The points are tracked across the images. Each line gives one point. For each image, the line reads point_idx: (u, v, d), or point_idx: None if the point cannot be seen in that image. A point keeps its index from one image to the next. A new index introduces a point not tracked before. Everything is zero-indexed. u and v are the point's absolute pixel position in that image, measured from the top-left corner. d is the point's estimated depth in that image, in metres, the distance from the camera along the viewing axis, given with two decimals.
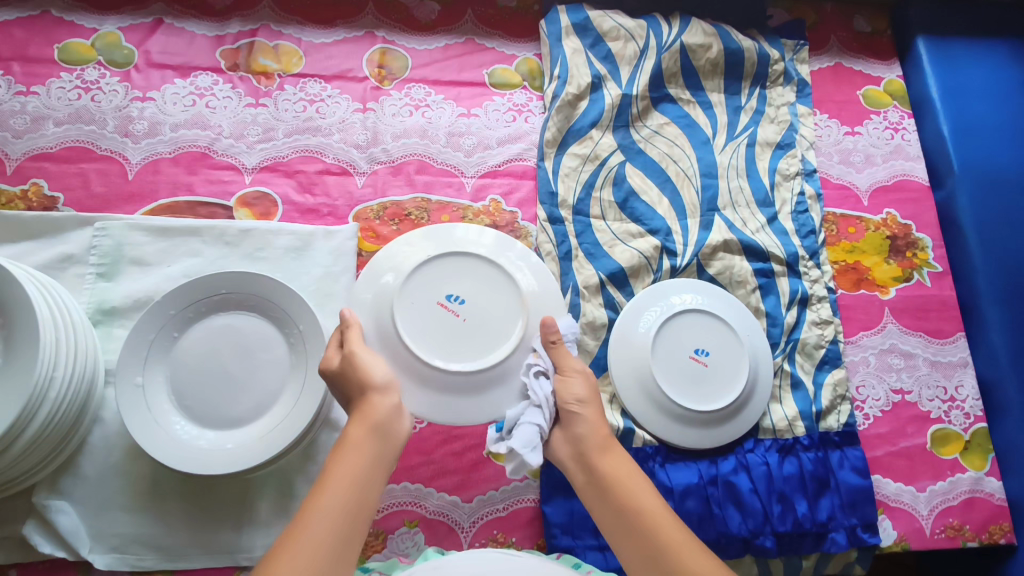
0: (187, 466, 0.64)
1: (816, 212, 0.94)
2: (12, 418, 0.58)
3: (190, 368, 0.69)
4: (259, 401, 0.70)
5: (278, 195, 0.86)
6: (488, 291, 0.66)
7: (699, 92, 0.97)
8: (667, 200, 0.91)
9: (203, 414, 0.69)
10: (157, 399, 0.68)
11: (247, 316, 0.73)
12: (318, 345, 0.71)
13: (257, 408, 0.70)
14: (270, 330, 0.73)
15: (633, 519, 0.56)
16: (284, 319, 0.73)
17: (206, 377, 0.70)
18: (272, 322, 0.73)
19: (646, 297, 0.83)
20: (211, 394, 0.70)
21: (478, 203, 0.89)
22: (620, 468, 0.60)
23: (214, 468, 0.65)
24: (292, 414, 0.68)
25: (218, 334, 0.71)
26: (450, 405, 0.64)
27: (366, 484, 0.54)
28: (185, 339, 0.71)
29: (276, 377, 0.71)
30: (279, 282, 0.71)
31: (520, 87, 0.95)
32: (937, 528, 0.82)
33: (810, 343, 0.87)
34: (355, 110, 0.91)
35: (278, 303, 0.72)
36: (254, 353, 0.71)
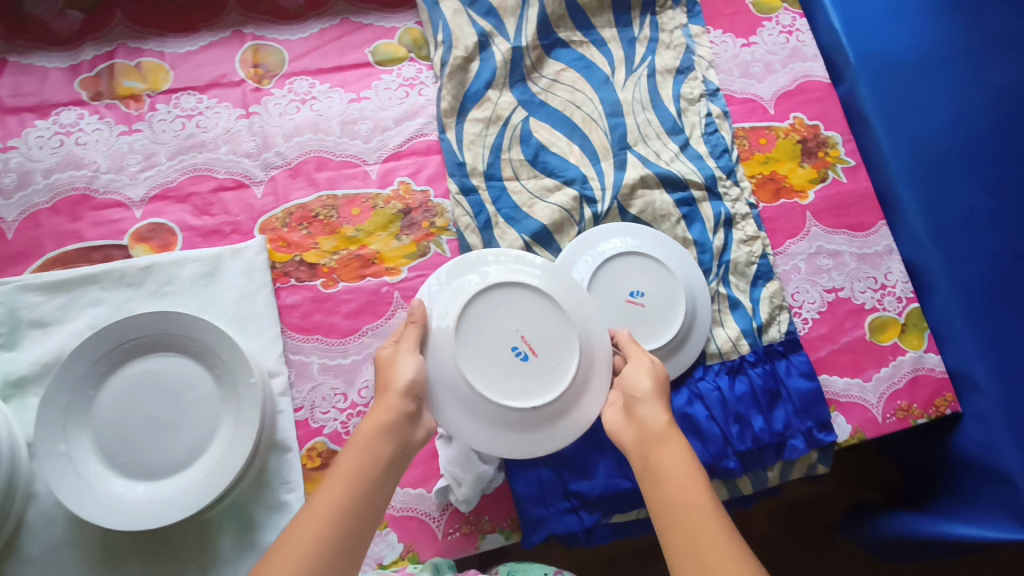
0: (131, 524, 0.63)
1: (726, 130, 0.93)
2: None
3: (116, 422, 0.67)
4: (197, 440, 0.68)
5: (175, 223, 0.81)
6: (532, 315, 0.71)
7: (591, 30, 0.94)
8: (578, 147, 0.89)
9: (138, 466, 0.67)
10: (88, 463, 0.66)
11: (166, 356, 0.70)
12: (244, 369, 0.69)
13: (195, 449, 0.68)
14: (191, 365, 0.70)
15: (680, 510, 0.54)
16: (204, 351, 0.70)
17: (135, 428, 0.67)
18: (193, 357, 0.70)
19: (573, 250, 0.82)
20: (144, 447, 0.67)
21: (386, 188, 0.85)
22: (678, 459, 0.58)
23: (159, 519, 0.63)
24: (235, 442, 0.67)
25: (138, 385, 0.69)
26: (541, 433, 0.69)
27: (374, 476, 0.59)
28: (103, 395, 0.68)
29: (210, 411, 0.69)
30: (190, 314, 0.68)
31: (407, 59, 0.91)
32: (888, 413, 0.85)
33: (742, 261, 0.88)
34: (238, 116, 0.86)
35: (194, 335, 0.69)
36: (181, 392, 0.69)
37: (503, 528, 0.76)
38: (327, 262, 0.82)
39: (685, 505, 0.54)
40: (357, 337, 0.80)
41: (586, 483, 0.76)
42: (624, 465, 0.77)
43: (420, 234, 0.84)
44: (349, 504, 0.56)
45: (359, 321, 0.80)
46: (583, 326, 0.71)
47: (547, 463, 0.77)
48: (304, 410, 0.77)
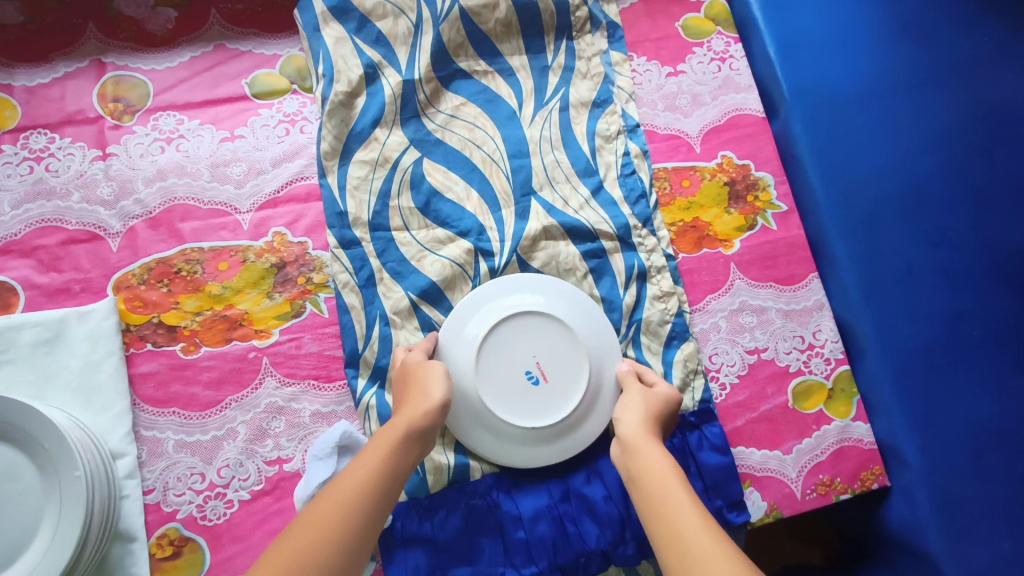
0: None
1: (645, 172, 0.85)
2: None
3: None
4: (11, 541, 0.60)
5: (18, 281, 0.73)
6: (547, 341, 0.75)
7: (497, 59, 0.85)
8: (477, 192, 0.81)
9: None
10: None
11: None
12: (68, 460, 0.62)
13: (9, 551, 0.60)
14: (10, 454, 0.62)
15: (660, 508, 0.57)
16: (24, 439, 0.62)
17: None
18: (11, 445, 0.62)
19: (460, 315, 0.75)
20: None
21: (260, 239, 0.77)
22: (657, 463, 0.61)
23: None
24: (56, 541, 0.60)
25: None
26: (547, 448, 0.73)
27: (395, 472, 0.61)
28: None
29: (30, 506, 0.61)
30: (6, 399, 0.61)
31: (289, 92, 0.82)
32: (809, 488, 0.78)
33: (655, 321, 0.80)
34: (95, 159, 0.77)
35: (11, 421, 0.62)
36: None
37: None
38: (188, 325, 0.74)
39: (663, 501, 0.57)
40: (218, 410, 0.72)
41: (468, 570, 0.70)
42: (510, 552, 0.71)
43: (295, 291, 0.76)
44: (368, 494, 0.58)
45: (221, 392, 0.73)
46: (592, 350, 0.75)
47: (426, 548, 0.70)
48: (156, 492, 0.69)
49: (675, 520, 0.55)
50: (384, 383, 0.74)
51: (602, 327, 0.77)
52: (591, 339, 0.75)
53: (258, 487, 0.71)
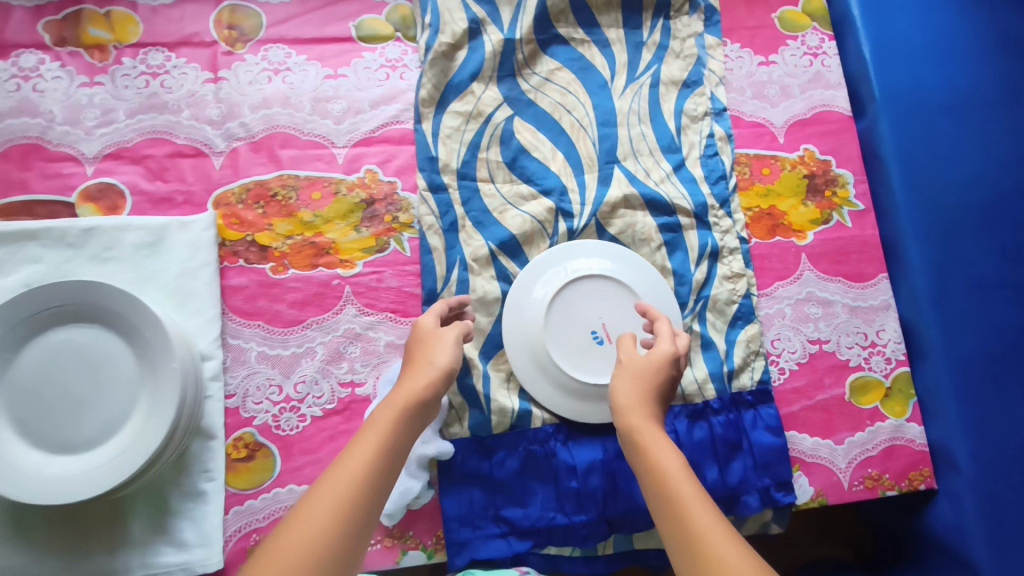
0: (25, 497, 0.60)
1: (727, 155, 0.86)
2: None
3: (28, 390, 0.65)
4: (110, 419, 0.65)
5: (126, 185, 0.77)
6: (615, 305, 0.76)
7: (595, 29, 0.86)
8: (562, 155, 0.83)
9: (47, 439, 0.64)
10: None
11: (87, 328, 0.67)
12: (165, 354, 0.66)
13: (107, 427, 0.65)
14: (115, 339, 0.67)
15: (671, 509, 0.50)
16: (128, 328, 0.66)
17: (48, 399, 0.65)
18: (116, 332, 0.67)
19: (534, 270, 0.78)
20: (58, 419, 0.65)
21: (352, 174, 0.80)
22: (665, 454, 0.54)
23: (59, 497, 0.61)
24: (149, 425, 0.64)
25: (57, 354, 0.66)
26: (605, 406, 0.75)
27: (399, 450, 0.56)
28: (20, 360, 0.65)
29: (128, 390, 0.66)
30: (114, 288, 0.65)
31: (393, 38, 0.84)
32: (856, 480, 0.79)
33: (722, 299, 0.82)
34: (206, 80, 0.81)
35: (118, 310, 0.66)
36: (100, 367, 0.66)
37: (426, 545, 0.72)
38: (278, 246, 0.77)
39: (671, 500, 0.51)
40: (300, 329, 0.76)
41: (519, 510, 0.73)
42: (562, 499, 0.73)
43: (381, 228, 0.79)
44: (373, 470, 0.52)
45: (304, 312, 0.76)
46: None
47: (481, 484, 0.73)
48: (236, 397, 0.73)
49: (688, 526, 0.49)
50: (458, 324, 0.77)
51: (668, 299, 0.78)
52: (657, 308, 0.77)
53: (330, 406, 0.74)
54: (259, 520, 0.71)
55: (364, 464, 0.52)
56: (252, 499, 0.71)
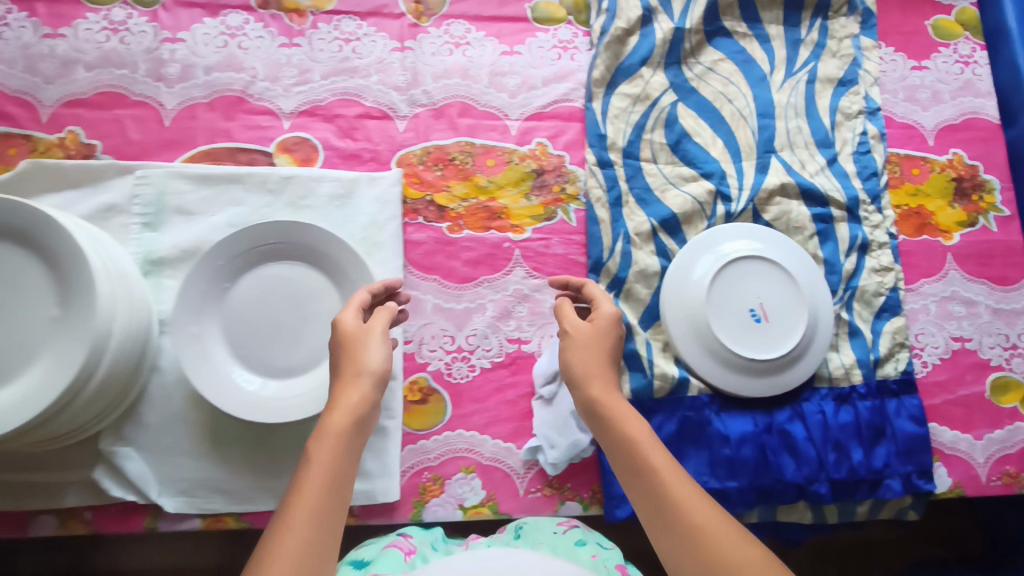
0: (246, 412, 0.66)
1: (879, 153, 0.89)
2: (70, 377, 0.60)
3: (243, 317, 0.70)
4: (316, 350, 0.71)
5: (319, 140, 0.83)
6: (773, 285, 0.79)
7: (757, 24, 0.90)
8: (722, 142, 0.86)
9: (258, 364, 0.70)
10: (213, 349, 0.69)
11: (297, 266, 0.72)
12: (370, 294, 0.71)
13: (312, 358, 0.71)
14: (322, 278, 0.72)
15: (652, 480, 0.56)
16: (335, 269, 0.72)
17: (259, 327, 0.71)
18: (323, 272, 0.72)
19: (696, 248, 0.81)
20: (267, 345, 0.70)
21: (524, 146, 0.85)
22: (635, 426, 0.60)
23: (276, 415, 0.66)
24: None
25: (269, 287, 0.71)
26: (761, 381, 0.78)
27: (345, 469, 0.55)
28: (235, 289, 0.71)
29: (333, 325, 0.72)
30: (329, 232, 0.70)
31: (565, 21, 0.89)
32: (995, 476, 0.81)
33: (870, 291, 0.84)
34: (393, 49, 0.86)
35: (329, 252, 0.71)
36: (306, 303, 0.72)
37: (583, 498, 0.76)
38: (455, 207, 0.82)
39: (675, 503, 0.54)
40: (473, 286, 0.81)
41: None
42: (714, 465, 0.77)
43: (550, 197, 0.84)
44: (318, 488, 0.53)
45: (477, 271, 0.81)
46: (812, 301, 0.79)
47: None
48: (413, 343, 0.78)
49: (677, 500, 0.54)
50: (620, 293, 0.81)
51: (821, 283, 0.81)
52: (812, 291, 0.80)
53: (499, 359, 0.79)
54: (431, 459, 0.76)
55: (316, 486, 0.53)
56: (424, 439, 0.77)
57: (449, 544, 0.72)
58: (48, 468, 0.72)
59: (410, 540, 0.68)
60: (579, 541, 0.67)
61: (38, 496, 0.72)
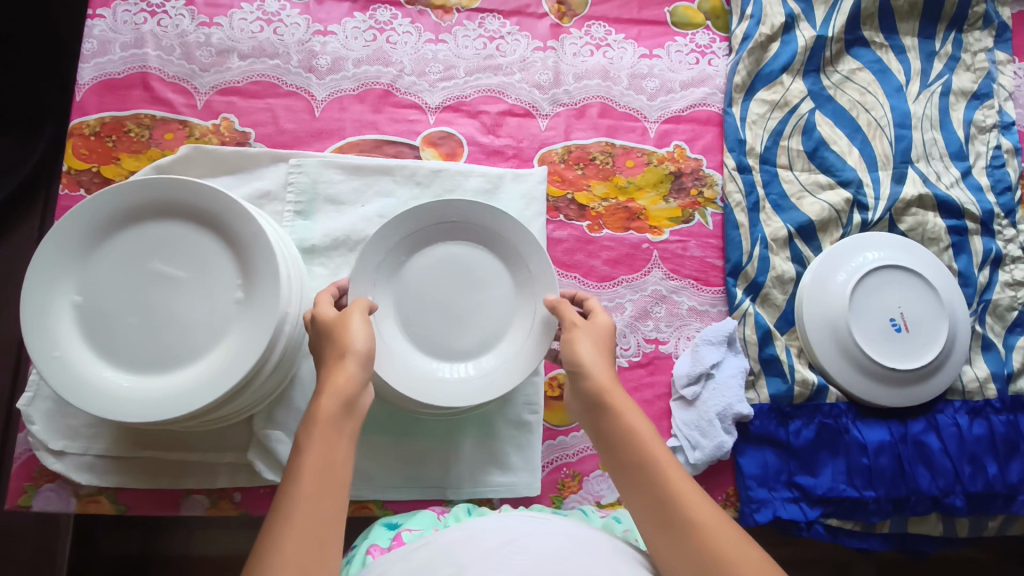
0: (420, 392, 0.67)
1: (1013, 167, 0.89)
2: (258, 356, 0.60)
3: (418, 294, 0.71)
4: (486, 334, 0.72)
5: (463, 136, 0.84)
6: (913, 295, 0.80)
7: (894, 35, 0.90)
8: (858, 151, 0.87)
9: (430, 342, 0.71)
10: (383, 323, 0.71)
11: (473, 248, 0.73)
12: (545, 286, 0.71)
13: (482, 343, 0.72)
14: (496, 264, 0.73)
15: (659, 484, 0.52)
16: (511, 257, 0.73)
17: (433, 306, 0.72)
18: (498, 259, 0.73)
19: (836, 254, 0.81)
20: (437, 325, 0.72)
21: (662, 148, 0.86)
22: (640, 423, 0.56)
23: (445, 399, 0.67)
24: (521, 355, 0.70)
25: (445, 266, 0.72)
26: (898, 391, 0.78)
27: (342, 457, 0.52)
28: (411, 265, 0.72)
29: (503, 312, 0.73)
30: (516, 220, 0.70)
31: (703, 27, 0.90)
32: None
33: (1003, 305, 0.84)
34: (536, 48, 0.87)
35: (507, 239, 0.72)
36: (479, 287, 0.72)
37: (717, 500, 0.76)
38: (595, 207, 0.83)
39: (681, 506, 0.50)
40: (612, 285, 0.81)
41: (811, 479, 0.76)
42: (852, 473, 0.77)
43: (687, 200, 0.84)
44: (314, 478, 0.49)
45: (616, 271, 0.82)
46: (951, 312, 0.80)
47: (774, 449, 0.77)
48: None
49: (687, 508, 0.50)
50: (757, 298, 0.82)
51: (958, 294, 0.81)
52: (950, 302, 0.80)
53: (636, 359, 0.79)
54: (569, 455, 0.76)
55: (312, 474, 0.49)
56: (564, 436, 0.77)
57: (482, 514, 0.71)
58: (202, 448, 0.70)
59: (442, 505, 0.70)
60: (620, 518, 0.67)
61: (193, 474, 0.71)
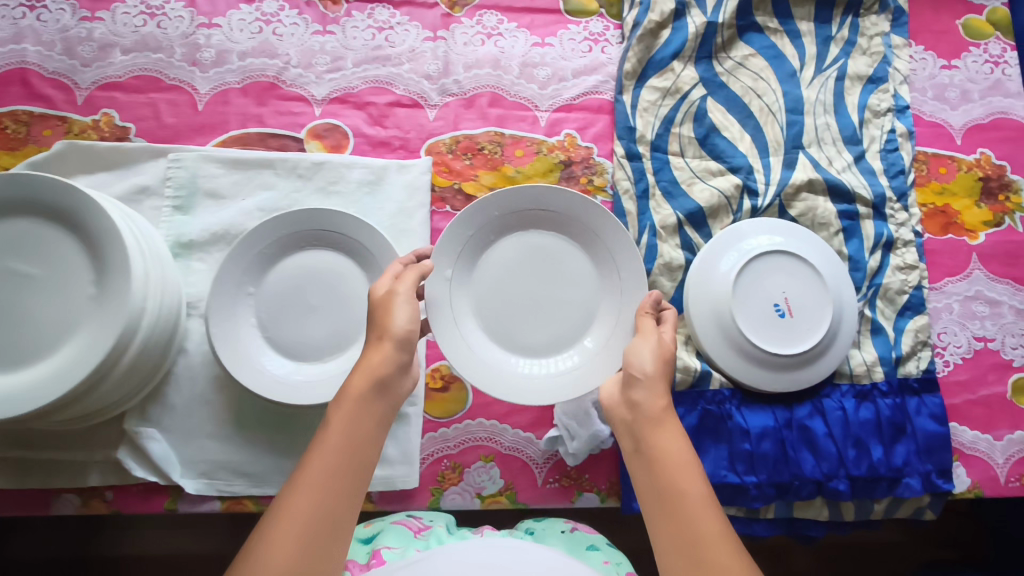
0: (478, 379, 0.67)
1: (907, 151, 0.89)
2: (105, 352, 0.60)
3: (500, 279, 0.72)
4: (559, 332, 0.72)
5: (349, 127, 0.84)
6: (798, 280, 0.79)
7: (788, 20, 0.90)
8: (750, 137, 0.87)
9: (503, 329, 0.72)
10: (460, 303, 0.71)
11: (568, 243, 0.73)
12: (633, 294, 0.70)
13: (553, 341, 0.72)
14: (587, 265, 0.73)
15: (677, 483, 0.52)
16: (606, 261, 0.73)
17: (515, 295, 0.73)
18: (591, 259, 0.73)
19: (722, 241, 0.81)
20: (511, 315, 0.72)
21: (552, 137, 0.85)
22: (674, 445, 0.54)
23: (501, 389, 0.67)
24: (593, 364, 0.69)
25: (534, 255, 0.73)
26: (781, 376, 0.79)
27: (365, 445, 0.53)
28: (496, 248, 0.73)
29: (580, 314, 0.73)
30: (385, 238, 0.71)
31: (597, 14, 0.89)
32: (1013, 477, 0.81)
33: (894, 288, 0.84)
34: (426, 38, 0.87)
35: (604, 239, 0.71)
36: (563, 282, 0.73)
37: (600, 490, 0.77)
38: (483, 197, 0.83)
39: (680, 496, 0.51)
40: None
41: None
42: (733, 459, 0.77)
43: (577, 189, 0.84)
44: (333, 470, 0.50)
45: None
46: (836, 296, 0.80)
47: None
48: None
49: (700, 527, 0.50)
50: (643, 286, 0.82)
51: (845, 278, 0.81)
52: (835, 286, 0.80)
53: None
54: (451, 447, 0.77)
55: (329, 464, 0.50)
56: (445, 427, 0.77)
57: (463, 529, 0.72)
58: (73, 447, 0.71)
59: (421, 520, 0.70)
60: (597, 546, 0.66)
61: (64, 474, 0.72)
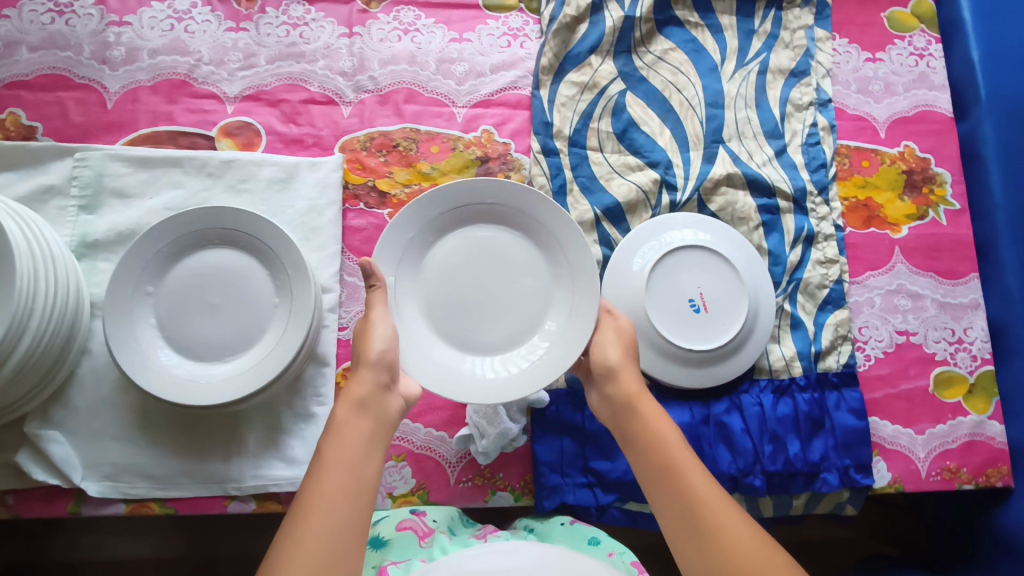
0: (432, 381, 0.64)
1: (829, 145, 0.88)
2: None
3: (446, 278, 0.69)
4: (515, 327, 0.69)
5: (261, 125, 0.83)
6: (713, 274, 0.79)
7: (709, 14, 0.90)
8: (669, 131, 0.86)
9: (456, 331, 0.69)
10: (408, 303, 0.69)
11: (510, 234, 0.70)
12: (585, 279, 0.67)
13: (511, 337, 0.69)
14: (534, 254, 0.70)
15: (680, 483, 0.57)
16: (554, 248, 0.70)
17: (464, 293, 0.70)
18: (539, 248, 0.70)
19: (637, 237, 0.80)
20: (463, 316, 0.69)
21: (469, 133, 0.85)
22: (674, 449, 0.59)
23: (457, 392, 0.64)
24: (555, 352, 0.67)
25: (476, 249, 0.70)
26: (696, 372, 0.78)
27: (363, 460, 0.57)
28: (440, 248, 0.70)
29: (537, 304, 0.70)
30: (284, 234, 0.70)
31: (516, 9, 0.89)
32: (934, 471, 0.80)
33: (813, 283, 0.84)
34: (341, 35, 0.86)
35: (547, 225, 0.69)
36: (514, 275, 0.70)
37: (514, 488, 0.76)
38: (397, 194, 0.82)
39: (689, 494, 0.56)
40: None
41: (607, 463, 0.76)
42: None
43: None
44: (343, 483, 0.54)
45: None
46: (752, 289, 0.79)
47: (572, 435, 0.77)
48: (348, 330, 0.79)
49: (710, 518, 0.55)
50: None
51: (762, 272, 0.81)
52: (751, 279, 0.79)
53: None
54: None
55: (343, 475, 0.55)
56: None
57: (467, 527, 0.73)
58: None
59: (426, 519, 0.70)
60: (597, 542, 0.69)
61: None
